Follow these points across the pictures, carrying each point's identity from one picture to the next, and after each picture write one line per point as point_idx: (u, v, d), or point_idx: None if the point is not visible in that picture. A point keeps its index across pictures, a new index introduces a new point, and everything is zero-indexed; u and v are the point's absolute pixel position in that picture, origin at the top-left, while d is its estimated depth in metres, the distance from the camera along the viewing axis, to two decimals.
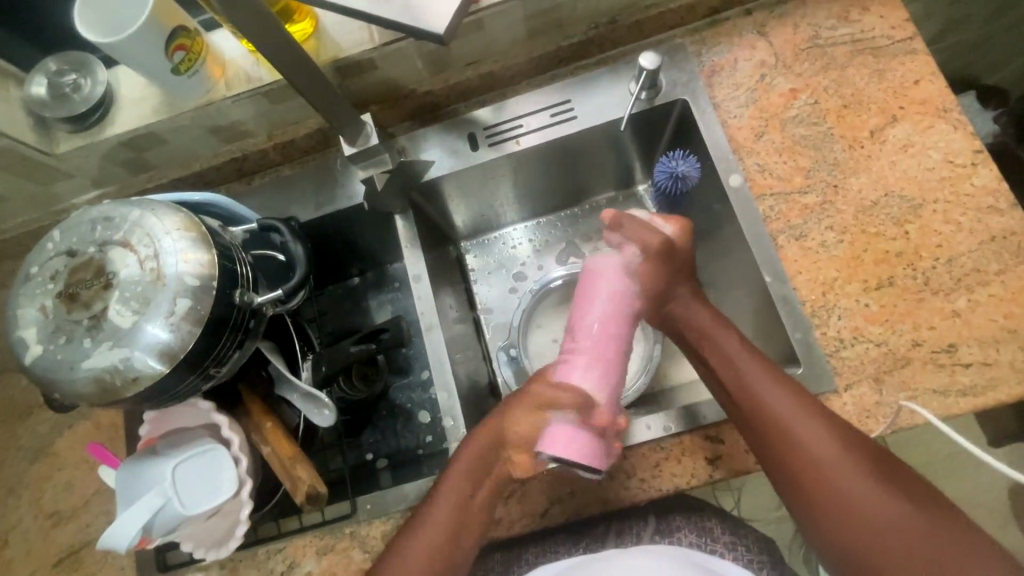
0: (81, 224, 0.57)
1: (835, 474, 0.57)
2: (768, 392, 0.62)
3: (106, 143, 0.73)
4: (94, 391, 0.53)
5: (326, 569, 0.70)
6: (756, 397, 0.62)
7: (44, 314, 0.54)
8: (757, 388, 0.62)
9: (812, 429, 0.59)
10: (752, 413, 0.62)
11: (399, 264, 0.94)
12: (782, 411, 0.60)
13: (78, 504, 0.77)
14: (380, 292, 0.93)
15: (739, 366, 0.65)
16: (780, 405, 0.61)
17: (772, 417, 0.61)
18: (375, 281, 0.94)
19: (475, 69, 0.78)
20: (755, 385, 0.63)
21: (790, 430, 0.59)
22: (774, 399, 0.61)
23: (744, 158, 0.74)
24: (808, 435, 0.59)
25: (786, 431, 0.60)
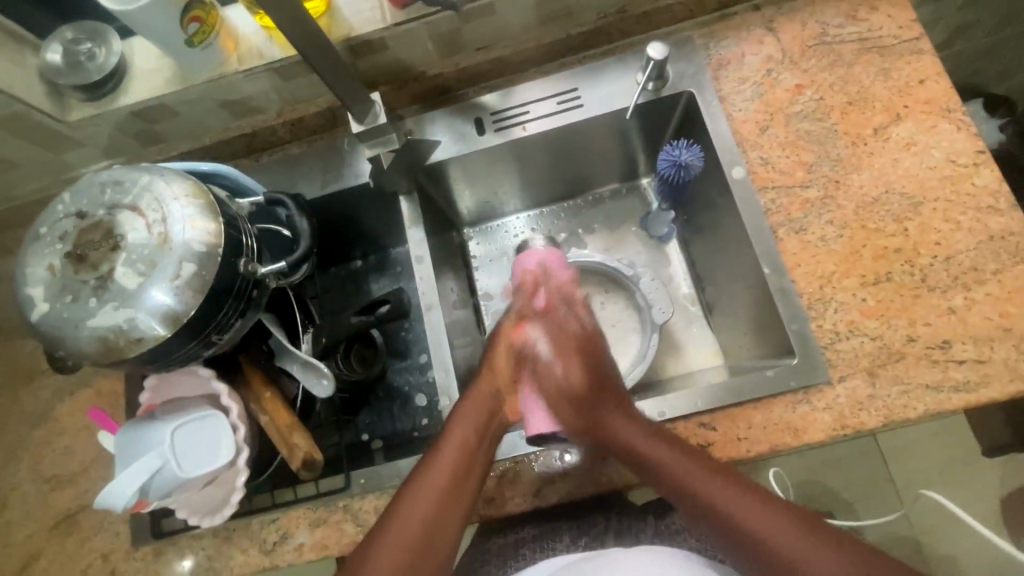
0: (92, 187, 0.58)
1: (778, 545, 0.54)
2: (675, 466, 0.60)
3: (118, 113, 0.74)
4: (98, 350, 0.54)
5: (318, 541, 0.70)
6: (668, 473, 0.61)
7: (51, 273, 0.55)
8: (673, 468, 0.61)
9: (738, 500, 0.57)
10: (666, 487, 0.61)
11: (402, 248, 0.95)
12: (701, 489, 0.59)
13: (77, 469, 0.78)
14: (382, 275, 0.94)
15: (647, 447, 0.63)
16: (701, 483, 0.59)
17: (693, 494, 0.59)
18: (377, 265, 0.95)
19: (484, 55, 0.79)
20: (668, 463, 0.61)
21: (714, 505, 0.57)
22: (693, 479, 0.59)
23: (748, 151, 0.75)
24: (735, 508, 0.57)
25: (713, 509, 0.57)
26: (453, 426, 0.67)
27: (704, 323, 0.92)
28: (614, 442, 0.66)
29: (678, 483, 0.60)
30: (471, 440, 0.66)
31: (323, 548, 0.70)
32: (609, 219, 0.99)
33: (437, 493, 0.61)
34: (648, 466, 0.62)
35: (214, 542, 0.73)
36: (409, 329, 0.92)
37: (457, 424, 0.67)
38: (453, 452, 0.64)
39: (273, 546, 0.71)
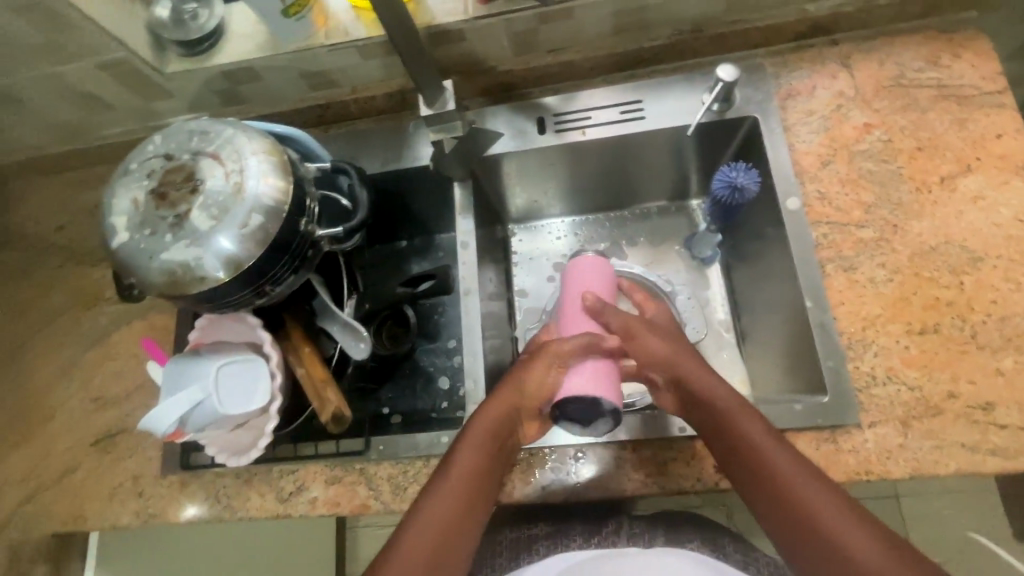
0: (181, 133, 0.63)
1: (841, 535, 0.54)
2: (755, 438, 0.60)
3: (209, 71, 0.79)
4: (166, 282, 0.59)
5: (331, 498, 0.73)
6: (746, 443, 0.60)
7: (135, 206, 0.60)
8: (754, 440, 0.60)
9: (813, 488, 0.56)
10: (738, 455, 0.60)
11: (447, 235, 0.98)
12: (779, 467, 0.58)
13: (122, 394, 0.83)
14: (424, 258, 0.97)
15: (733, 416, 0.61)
16: (779, 460, 0.58)
17: (765, 468, 0.58)
18: (420, 247, 0.98)
19: (555, 57, 0.81)
20: (750, 437, 0.60)
21: (788, 482, 0.57)
22: (769, 453, 0.59)
23: (806, 183, 0.74)
24: (805, 494, 0.56)
25: (785, 490, 0.57)
26: (466, 440, 0.64)
27: (736, 351, 0.91)
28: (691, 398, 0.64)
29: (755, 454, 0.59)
30: (484, 458, 0.63)
31: (334, 506, 0.73)
32: (652, 235, 0.99)
33: (450, 512, 0.61)
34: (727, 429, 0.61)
35: (234, 483, 0.76)
36: (443, 314, 0.95)
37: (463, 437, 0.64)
38: (463, 473, 0.62)
39: (289, 495, 0.74)
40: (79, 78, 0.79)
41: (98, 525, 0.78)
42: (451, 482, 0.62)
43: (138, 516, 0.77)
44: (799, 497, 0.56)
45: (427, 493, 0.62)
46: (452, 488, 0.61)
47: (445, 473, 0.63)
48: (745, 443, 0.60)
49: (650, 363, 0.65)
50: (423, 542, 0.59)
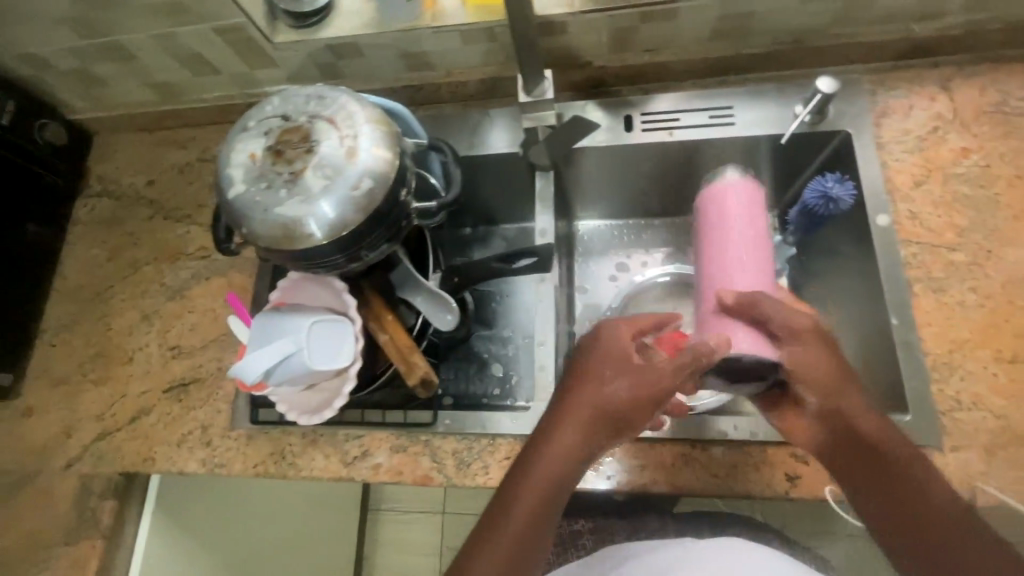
0: (298, 96, 0.66)
1: (947, 511, 0.56)
2: (883, 430, 0.58)
3: (316, 44, 0.82)
4: (276, 236, 0.61)
5: (395, 466, 0.75)
6: (874, 437, 0.58)
7: (252, 161, 0.62)
8: (879, 428, 0.58)
9: (932, 478, 0.57)
10: (863, 446, 0.58)
11: (510, 228, 0.99)
12: (902, 456, 0.57)
13: (198, 345, 0.86)
14: (485, 247, 0.98)
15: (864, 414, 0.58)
16: (904, 454, 0.58)
17: (896, 461, 0.57)
18: (483, 237, 0.99)
19: (651, 57, 0.82)
20: (876, 425, 0.58)
21: (908, 471, 0.57)
22: (892, 441, 0.58)
23: (897, 201, 0.74)
24: (922, 481, 0.57)
25: (902, 472, 0.57)
26: (550, 447, 0.58)
27: None
28: (824, 390, 0.58)
29: (878, 441, 0.57)
30: (571, 466, 0.58)
31: (397, 474, 0.74)
32: None
33: (532, 507, 0.57)
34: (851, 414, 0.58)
35: (301, 442, 0.78)
36: (501, 303, 0.97)
37: (548, 426, 0.60)
38: (551, 468, 0.57)
39: (353, 459, 0.76)
40: (193, 40, 0.82)
41: (166, 468, 0.81)
42: (538, 475, 0.58)
43: (204, 464, 0.80)
44: (916, 485, 0.57)
45: (511, 481, 0.59)
46: (539, 483, 0.57)
47: (530, 465, 0.58)
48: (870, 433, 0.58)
49: (801, 374, 0.59)
50: (510, 536, 0.57)
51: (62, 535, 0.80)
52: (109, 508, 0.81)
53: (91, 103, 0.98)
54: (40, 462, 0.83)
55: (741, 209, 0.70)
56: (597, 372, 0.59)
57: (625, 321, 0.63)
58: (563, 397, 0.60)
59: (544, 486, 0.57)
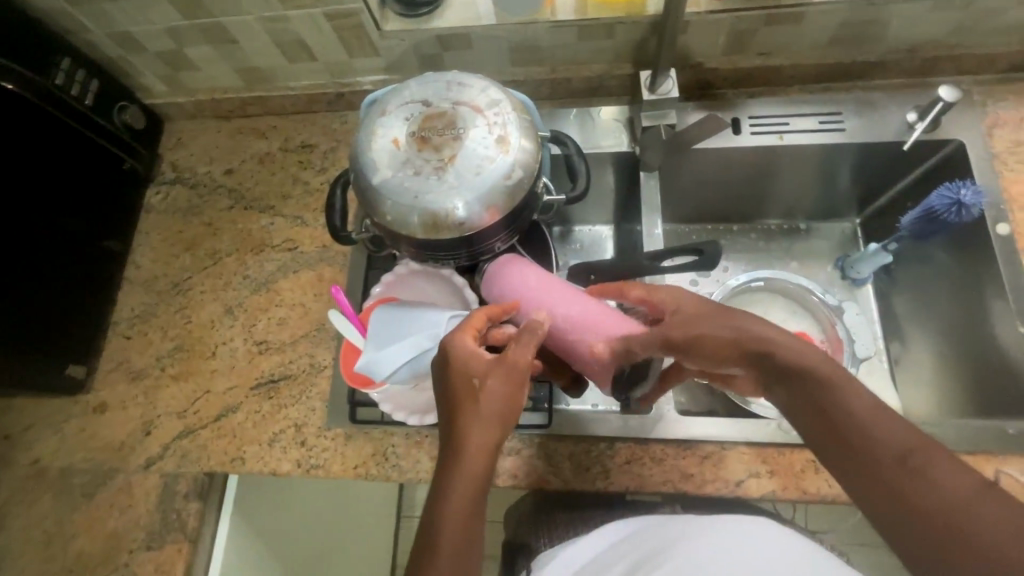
0: (437, 82, 0.64)
1: (967, 526, 0.43)
2: (878, 424, 0.48)
3: (426, 34, 0.80)
4: (424, 225, 0.59)
5: (508, 469, 0.72)
6: (869, 431, 0.47)
7: (396, 147, 0.60)
8: (848, 405, 0.49)
9: (928, 483, 0.45)
10: (875, 457, 0.47)
11: (585, 227, 0.97)
12: (893, 444, 0.47)
13: (288, 340, 0.83)
14: (565, 246, 0.96)
15: (883, 422, 0.48)
16: (895, 440, 0.47)
17: (886, 455, 0.47)
18: (561, 235, 0.96)
19: (765, 60, 0.82)
20: (833, 389, 0.49)
21: (862, 440, 0.48)
22: (895, 431, 0.47)
23: (1015, 211, 0.75)
24: (962, 493, 0.44)
25: (910, 481, 0.45)
26: (471, 423, 0.53)
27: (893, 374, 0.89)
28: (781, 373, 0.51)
29: (838, 414, 0.49)
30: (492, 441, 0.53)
31: (512, 477, 0.71)
32: (805, 252, 0.97)
33: (467, 498, 0.51)
34: (818, 390, 0.50)
35: (405, 442, 0.75)
36: None
37: (462, 414, 0.53)
38: (477, 463, 0.52)
39: None
40: (300, 25, 0.80)
41: (257, 469, 0.76)
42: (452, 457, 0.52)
43: (299, 464, 0.76)
44: (897, 479, 0.46)
45: (444, 466, 0.52)
46: (468, 478, 0.51)
47: (458, 452, 0.52)
48: (825, 392, 0.49)
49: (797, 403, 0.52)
50: (449, 534, 0.50)
51: (146, 537, 0.76)
52: (194, 510, 0.76)
53: (171, 87, 0.95)
54: (119, 460, 0.79)
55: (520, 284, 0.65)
56: (471, 375, 0.55)
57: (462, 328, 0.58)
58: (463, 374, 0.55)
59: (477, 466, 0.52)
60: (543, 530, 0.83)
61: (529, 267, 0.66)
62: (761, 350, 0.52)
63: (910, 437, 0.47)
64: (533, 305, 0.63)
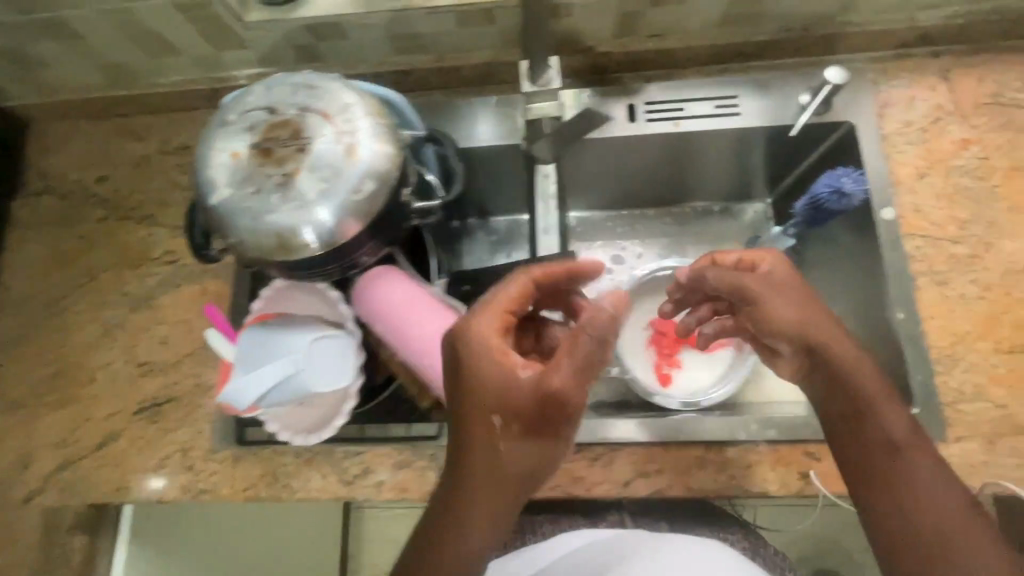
0: (284, 86, 0.58)
1: (961, 546, 0.51)
2: (896, 434, 0.55)
3: (292, 23, 0.74)
4: (269, 247, 0.55)
5: (400, 483, 0.71)
6: (890, 445, 0.55)
7: (236, 161, 0.55)
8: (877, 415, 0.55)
9: (930, 495, 0.53)
10: (886, 457, 0.55)
11: (501, 219, 0.95)
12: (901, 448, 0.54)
13: (172, 361, 0.79)
14: (476, 239, 0.95)
15: (905, 445, 0.55)
16: (902, 448, 0.55)
17: (888, 458, 0.54)
18: (471, 228, 0.95)
19: (656, 42, 0.78)
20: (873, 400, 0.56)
21: (879, 446, 0.55)
22: (900, 440, 0.55)
23: (902, 195, 0.74)
24: (952, 508, 0.52)
25: (903, 487, 0.53)
26: (498, 448, 0.53)
27: None
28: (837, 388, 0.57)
29: (872, 428, 0.55)
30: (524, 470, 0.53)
31: (403, 490, 0.71)
32: (718, 234, 0.95)
33: (483, 510, 0.54)
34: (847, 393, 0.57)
35: (295, 461, 0.73)
36: None
37: (471, 432, 0.53)
38: (489, 481, 0.53)
39: (354, 478, 0.72)
40: (153, 18, 0.73)
41: (144, 496, 0.74)
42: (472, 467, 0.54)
43: (188, 490, 0.74)
44: (893, 478, 0.54)
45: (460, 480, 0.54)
46: (484, 497, 0.53)
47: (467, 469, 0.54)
48: (858, 401, 0.56)
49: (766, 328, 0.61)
50: (466, 544, 0.54)
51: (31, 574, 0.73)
52: None
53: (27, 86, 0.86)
54: None
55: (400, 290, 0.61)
56: (490, 406, 0.53)
57: (486, 309, 0.56)
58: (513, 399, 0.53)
59: (484, 484, 0.53)
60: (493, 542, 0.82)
61: (405, 284, 0.62)
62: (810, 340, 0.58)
63: (914, 450, 0.54)
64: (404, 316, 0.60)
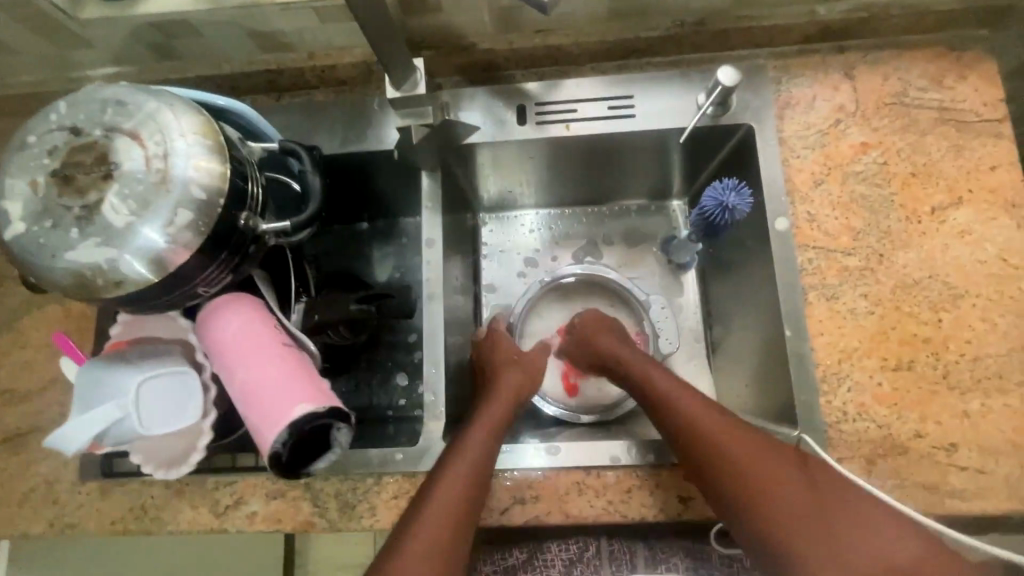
0: (92, 102, 0.52)
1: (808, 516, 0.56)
2: (730, 435, 0.61)
3: (135, 21, 0.67)
4: (73, 286, 0.50)
5: (272, 514, 0.68)
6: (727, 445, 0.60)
7: (33, 191, 0.50)
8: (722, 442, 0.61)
9: (777, 478, 0.58)
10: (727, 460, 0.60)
11: (413, 220, 0.94)
12: (757, 475, 0.59)
13: (33, 388, 0.74)
14: (386, 244, 0.94)
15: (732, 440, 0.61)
16: (739, 445, 0.60)
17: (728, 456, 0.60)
18: (383, 231, 0.94)
19: (543, 38, 0.73)
20: (712, 432, 0.61)
21: (733, 472, 0.59)
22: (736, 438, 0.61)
23: (797, 203, 0.70)
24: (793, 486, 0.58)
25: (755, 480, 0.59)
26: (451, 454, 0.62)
27: (706, 360, 0.89)
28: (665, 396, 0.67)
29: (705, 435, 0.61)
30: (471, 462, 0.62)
31: (275, 522, 0.68)
32: (632, 234, 0.95)
33: (448, 537, 0.57)
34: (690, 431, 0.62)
35: (164, 493, 0.70)
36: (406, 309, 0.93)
37: (461, 464, 0.61)
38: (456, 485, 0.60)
39: (225, 510, 0.68)
40: None
41: (6, 533, 0.70)
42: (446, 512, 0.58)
43: (52, 525, 0.70)
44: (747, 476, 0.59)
45: (415, 518, 0.58)
46: (437, 502, 0.59)
47: (425, 502, 0.59)
48: (712, 441, 0.61)
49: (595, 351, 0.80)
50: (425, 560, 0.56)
51: None
52: None
53: None
54: None
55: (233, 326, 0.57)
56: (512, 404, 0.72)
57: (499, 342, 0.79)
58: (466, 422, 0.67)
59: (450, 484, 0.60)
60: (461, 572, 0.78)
61: (235, 321, 0.57)
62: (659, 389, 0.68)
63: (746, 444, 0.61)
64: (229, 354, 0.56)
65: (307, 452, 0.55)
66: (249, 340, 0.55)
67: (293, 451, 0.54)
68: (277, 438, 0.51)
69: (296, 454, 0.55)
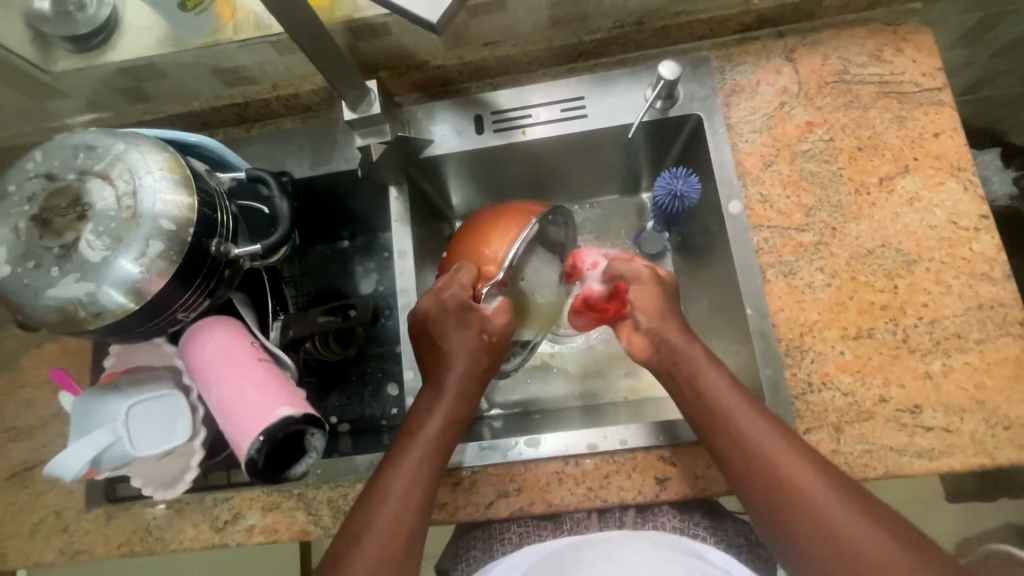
0: (64, 148, 0.56)
1: (824, 519, 0.54)
2: (765, 442, 0.59)
3: (105, 69, 0.72)
4: (58, 320, 0.53)
5: (268, 525, 0.71)
6: (757, 445, 0.59)
7: (15, 236, 0.54)
8: (771, 452, 0.58)
9: (806, 477, 0.56)
10: (753, 457, 0.58)
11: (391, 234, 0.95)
12: (803, 485, 0.56)
13: (36, 424, 0.77)
14: (369, 258, 0.94)
15: (758, 435, 0.59)
16: (776, 451, 0.58)
17: (755, 449, 0.58)
18: (365, 246, 0.95)
19: (492, 50, 0.77)
20: (763, 446, 0.58)
21: (779, 481, 0.57)
22: (768, 442, 0.58)
23: (748, 185, 0.73)
24: (814, 490, 0.56)
25: (774, 470, 0.57)
26: (413, 445, 0.63)
27: None
28: (701, 398, 0.63)
29: (734, 429, 0.60)
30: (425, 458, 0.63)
31: (273, 532, 0.71)
32: (608, 228, 0.95)
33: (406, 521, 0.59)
34: (738, 438, 0.60)
35: (166, 513, 0.73)
36: (389, 318, 0.91)
37: (417, 447, 0.63)
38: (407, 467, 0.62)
39: (224, 524, 0.71)
40: None
41: (22, 563, 0.73)
42: (403, 510, 0.60)
43: (63, 552, 0.73)
44: (769, 462, 0.58)
45: (372, 504, 0.60)
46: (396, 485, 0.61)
47: (391, 483, 0.61)
48: (740, 440, 0.59)
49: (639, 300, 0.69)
50: (377, 542, 0.58)
51: None
52: None
53: None
54: None
55: (212, 341, 0.61)
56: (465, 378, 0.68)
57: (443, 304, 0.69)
58: (426, 409, 0.66)
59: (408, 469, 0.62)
60: (461, 557, 0.78)
61: (211, 341, 0.61)
62: (694, 380, 0.64)
63: (767, 441, 0.59)
64: (209, 373, 0.60)
65: (284, 458, 0.60)
66: (227, 359, 0.60)
67: (271, 458, 0.58)
68: (251, 445, 0.56)
69: (273, 462, 0.59)
